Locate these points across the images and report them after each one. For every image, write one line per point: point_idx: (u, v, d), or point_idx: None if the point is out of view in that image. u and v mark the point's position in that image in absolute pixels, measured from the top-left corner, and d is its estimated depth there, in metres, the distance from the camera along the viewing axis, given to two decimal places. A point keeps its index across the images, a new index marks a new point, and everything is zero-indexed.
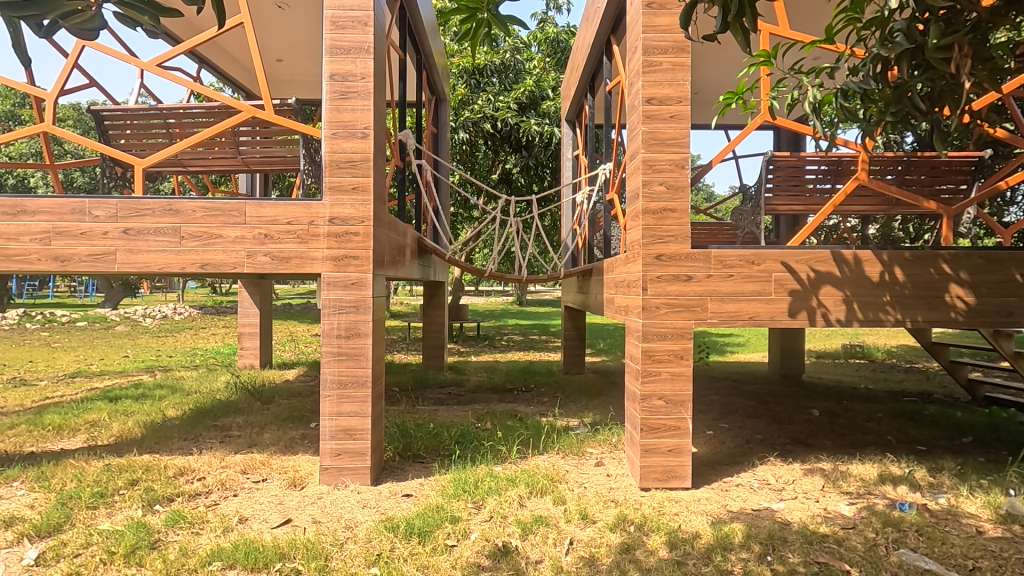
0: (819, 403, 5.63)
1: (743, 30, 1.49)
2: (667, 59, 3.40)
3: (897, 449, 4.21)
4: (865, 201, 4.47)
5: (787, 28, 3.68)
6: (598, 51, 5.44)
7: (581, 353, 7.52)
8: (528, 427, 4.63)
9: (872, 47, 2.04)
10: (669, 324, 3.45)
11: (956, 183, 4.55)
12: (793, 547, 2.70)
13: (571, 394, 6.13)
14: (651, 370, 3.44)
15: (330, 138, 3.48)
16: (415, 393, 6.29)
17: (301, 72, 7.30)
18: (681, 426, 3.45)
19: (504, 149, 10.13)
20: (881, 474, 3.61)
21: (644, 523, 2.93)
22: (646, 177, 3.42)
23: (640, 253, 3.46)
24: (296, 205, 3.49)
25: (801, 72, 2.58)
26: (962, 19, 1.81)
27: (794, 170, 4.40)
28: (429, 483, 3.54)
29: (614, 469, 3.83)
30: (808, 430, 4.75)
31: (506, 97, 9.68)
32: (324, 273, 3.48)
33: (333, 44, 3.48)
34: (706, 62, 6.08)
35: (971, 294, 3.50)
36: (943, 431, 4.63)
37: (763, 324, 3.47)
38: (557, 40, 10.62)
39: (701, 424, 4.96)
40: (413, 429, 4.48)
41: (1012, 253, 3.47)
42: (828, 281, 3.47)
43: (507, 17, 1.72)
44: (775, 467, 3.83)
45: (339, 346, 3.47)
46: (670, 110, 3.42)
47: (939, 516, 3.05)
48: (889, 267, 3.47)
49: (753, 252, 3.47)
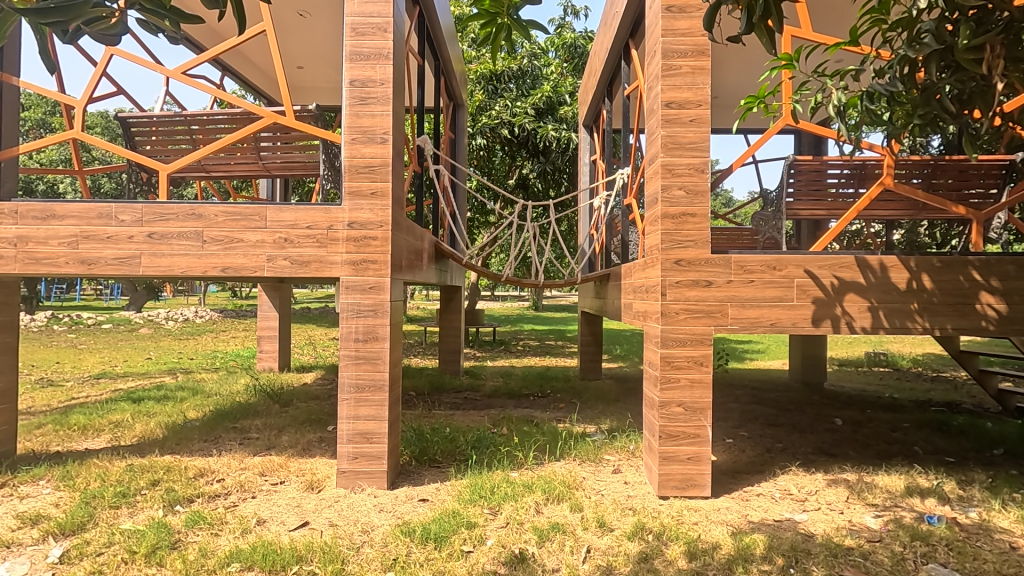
0: (842, 412, 5.51)
1: (769, 32, 1.49)
2: (687, 62, 3.37)
3: (924, 460, 4.09)
4: (890, 206, 4.34)
5: (810, 31, 3.58)
6: (615, 56, 5.40)
7: (598, 359, 7.45)
8: (544, 433, 4.60)
9: (900, 49, 2.04)
10: (688, 330, 3.40)
11: (986, 188, 4.41)
12: (818, 560, 2.64)
13: (588, 400, 6.08)
14: (670, 377, 3.39)
15: (349, 143, 3.51)
16: (432, 397, 6.29)
17: (320, 79, 7.40)
18: (701, 433, 3.40)
19: (521, 154, 10.15)
20: (908, 486, 3.51)
21: (662, 532, 2.89)
22: (665, 181, 3.39)
23: (659, 257, 3.41)
24: (315, 210, 3.52)
25: (825, 76, 2.55)
26: (993, 19, 1.80)
27: (815, 174, 4.34)
28: (445, 488, 3.54)
29: (630, 477, 3.79)
30: (831, 439, 4.65)
31: (523, 103, 9.73)
32: (343, 277, 3.50)
33: (354, 50, 3.52)
34: (727, 65, 6.00)
35: (1002, 301, 3.39)
36: (972, 442, 4.48)
37: (785, 331, 3.41)
38: (575, 45, 10.66)
39: (721, 432, 4.88)
40: (430, 433, 4.50)
41: None
42: (852, 288, 3.39)
43: (528, 22, 1.70)
44: (797, 477, 3.75)
45: (357, 350, 3.49)
46: (689, 114, 3.38)
47: (970, 531, 2.95)
48: (916, 274, 3.39)
49: (775, 257, 3.42)
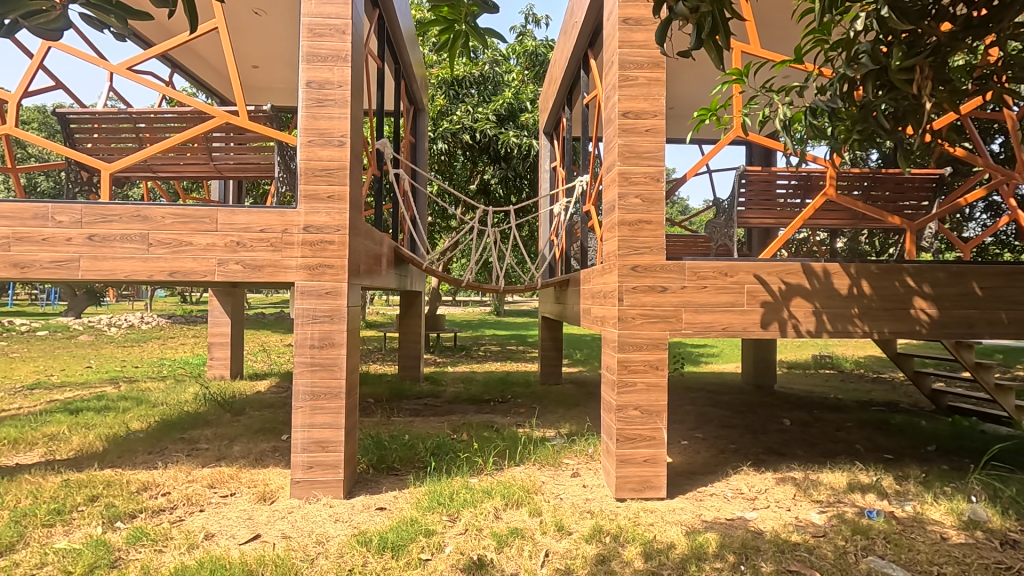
0: (791, 413, 5.73)
1: (717, 48, 1.56)
2: (643, 74, 3.46)
3: (865, 458, 4.30)
4: (833, 215, 4.55)
5: (759, 47, 3.71)
6: (575, 65, 5.49)
7: (558, 364, 7.50)
8: (505, 438, 4.60)
9: (840, 67, 2.18)
10: (645, 335, 3.47)
11: (919, 200, 4.67)
12: (766, 556, 2.73)
13: (548, 405, 6.12)
14: (626, 381, 3.46)
15: (306, 145, 3.44)
16: (391, 404, 6.20)
17: (277, 79, 7.22)
18: (657, 436, 3.47)
19: (482, 159, 10.16)
20: (850, 482, 3.68)
21: (620, 533, 2.94)
22: (623, 189, 3.46)
23: (616, 263, 3.48)
24: (269, 213, 3.43)
25: (772, 91, 2.69)
26: (924, 43, 1.95)
27: (765, 184, 4.51)
28: (404, 496, 3.49)
29: (589, 480, 3.83)
30: (781, 439, 4.83)
31: (485, 109, 9.73)
32: (298, 282, 3.42)
33: (310, 51, 3.45)
34: (682, 77, 6.17)
35: (933, 306, 3.60)
36: (908, 439, 4.74)
37: (736, 335, 3.52)
38: (537, 53, 10.68)
39: (677, 435, 4.99)
40: (389, 440, 4.44)
41: (971, 266, 3.59)
42: (799, 293, 3.55)
43: (485, 30, 1.72)
44: (748, 476, 3.87)
45: (313, 357, 3.41)
46: (646, 124, 3.47)
47: (905, 524, 3.12)
48: (857, 280, 3.56)
49: (726, 263, 3.53)
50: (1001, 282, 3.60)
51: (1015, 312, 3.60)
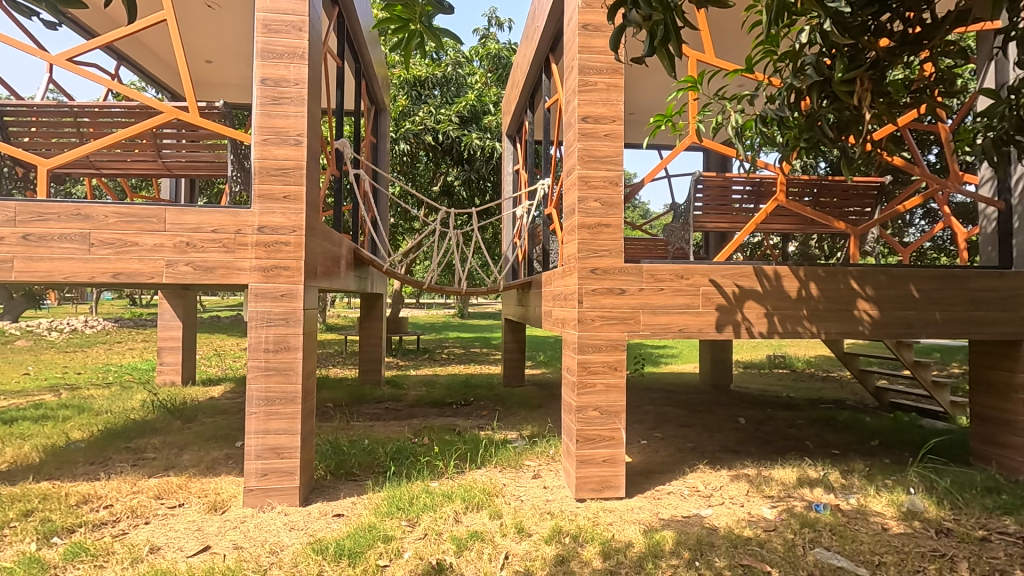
0: (746, 411, 5.91)
1: (669, 55, 1.59)
2: (602, 79, 3.51)
3: (814, 453, 4.47)
4: (785, 220, 4.72)
5: (713, 57, 3.82)
6: (536, 69, 5.54)
7: (521, 366, 7.53)
8: (466, 441, 4.58)
9: (787, 78, 2.26)
10: (604, 336, 3.52)
11: (863, 206, 4.90)
12: (720, 551, 2.81)
13: (511, 407, 6.13)
14: (586, 382, 3.50)
15: (260, 144, 3.34)
16: (351, 408, 6.09)
17: (231, 75, 7.02)
18: (616, 436, 3.52)
19: (445, 161, 10.10)
20: (800, 478, 3.82)
21: (579, 534, 2.96)
22: (582, 193, 3.50)
23: (576, 266, 3.51)
24: (222, 213, 3.32)
25: (725, 99, 2.77)
26: (864, 56, 2.04)
27: (721, 189, 4.64)
28: (362, 502, 3.43)
29: (550, 481, 3.85)
30: (736, 437, 4.97)
31: (447, 110, 9.69)
32: (251, 284, 3.32)
33: (265, 47, 3.36)
34: (641, 83, 6.29)
35: (876, 308, 3.78)
36: (854, 435, 4.95)
37: (692, 336, 3.61)
38: (499, 56, 10.69)
39: (636, 434, 5.08)
40: (347, 446, 4.36)
41: (909, 270, 3.79)
42: (751, 296, 3.66)
43: (442, 30, 1.71)
44: (704, 474, 3.97)
45: (267, 361, 3.32)
46: (604, 129, 3.52)
47: (850, 516, 3.26)
48: (805, 283, 3.71)
49: (682, 266, 3.62)
50: (937, 284, 3.80)
51: (949, 313, 3.80)
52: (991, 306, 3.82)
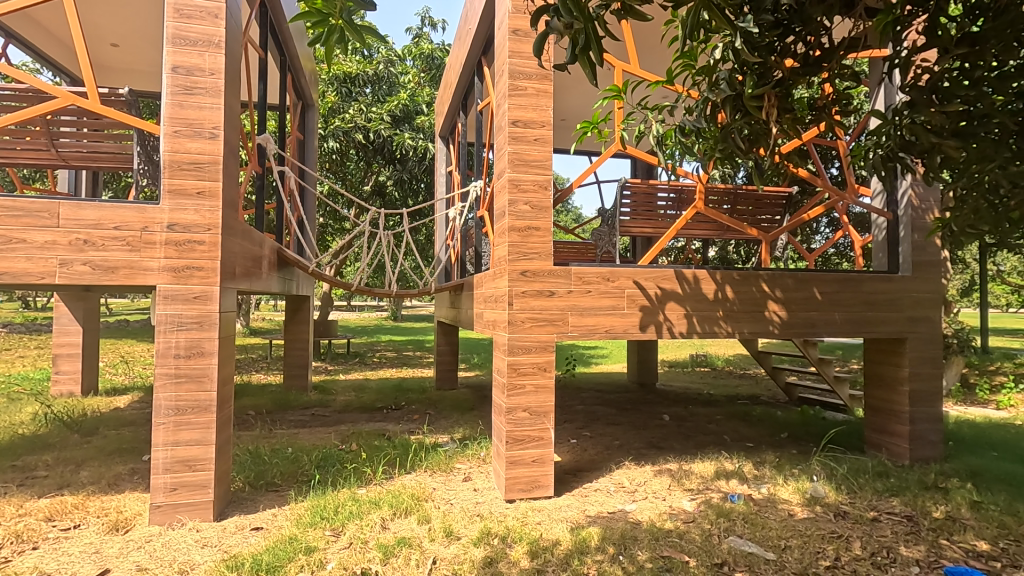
0: (669, 408, 6.18)
1: (590, 64, 1.63)
2: (532, 85, 3.57)
3: (730, 446, 4.74)
4: (704, 227, 4.97)
5: (638, 68, 3.96)
6: (469, 72, 5.53)
7: (454, 369, 7.49)
8: (395, 446, 4.50)
9: (703, 91, 2.40)
10: (533, 338, 3.56)
11: (773, 215, 5.24)
12: (642, 544, 2.91)
13: (443, 410, 6.08)
14: (516, 383, 3.53)
15: (170, 136, 3.13)
16: (274, 416, 5.83)
17: (141, 61, 6.54)
18: (545, 436, 3.58)
19: (377, 161, 9.87)
20: (717, 470, 4.03)
21: (507, 535, 2.98)
22: (512, 196, 3.53)
23: (506, 268, 3.53)
24: (126, 209, 3.08)
25: (648, 108, 2.90)
26: (771, 75, 2.19)
27: (646, 196, 4.83)
28: (283, 513, 3.28)
29: (480, 483, 3.85)
30: (660, 434, 5.18)
31: (379, 109, 9.49)
32: (160, 285, 3.10)
33: (176, 33, 3.15)
34: (572, 90, 6.43)
35: (784, 309, 4.06)
36: (766, 428, 5.30)
37: (618, 337, 3.72)
38: (432, 56, 10.74)
39: (566, 434, 5.18)
40: (268, 455, 4.17)
41: (813, 274, 4.10)
42: (673, 298, 3.84)
43: (365, 27, 1.69)
44: (630, 470, 4.11)
45: (177, 368, 3.10)
46: (534, 134, 3.57)
47: (761, 504, 3.48)
48: (721, 286, 3.93)
49: (609, 269, 3.73)
50: (837, 287, 4.13)
51: (846, 314, 4.14)
52: (883, 307, 4.20)
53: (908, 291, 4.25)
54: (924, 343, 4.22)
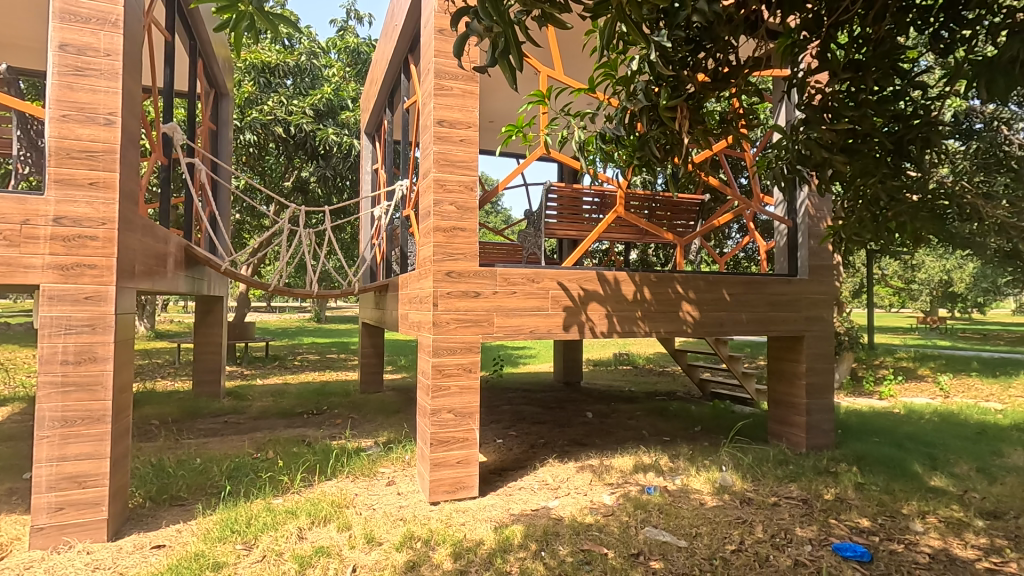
0: (593, 406, 6.36)
1: (510, 67, 1.65)
2: (458, 85, 3.56)
3: (648, 441, 4.96)
4: (625, 231, 5.16)
5: (562, 74, 4.04)
6: (395, 68, 5.44)
7: (379, 371, 7.32)
8: (315, 452, 4.34)
9: (622, 101, 2.49)
10: (458, 339, 3.56)
11: (688, 220, 5.53)
12: (564, 539, 2.98)
13: (367, 414, 5.93)
14: (441, 385, 3.50)
15: (57, 120, 2.85)
16: (181, 425, 5.44)
17: (25, 36, 5.91)
18: (469, 437, 3.58)
19: (299, 156, 9.52)
20: (635, 464, 4.20)
21: (430, 538, 2.95)
22: (438, 196, 3.51)
23: (431, 269, 3.50)
24: (4, 199, 2.77)
25: (570, 115, 2.97)
26: (683, 88, 2.31)
27: (572, 200, 4.94)
28: (189, 529, 3.08)
29: (404, 487, 3.79)
30: (583, 431, 5.32)
31: (300, 102, 9.11)
32: (45, 285, 2.81)
33: (65, 8, 2.87)
34: (499, 92, 6.48)
35: (697, 309, 4.30)
36: (681, 422, 5.59)
37: (542, 337, 3.79)
38: (358, 51, 10.52)
39: (492, 434, 5.21)
40: (174, 468, 3.89)
41: (723, 276, 4.37)
42: (595, 298, 3.96)
43: (278, 17, 1.62)
44: (553, 467, 4.20)
45: (65, 375, 2.83)
46: (460, 134, 3.57)
47: (675, 495, 3.66)
48: (640, 287, 4.10)
49: (533, 270, 3.79)
50: (743, 289, 4.43)
51: (752, 314, 4.44)
52: (784, 307, 4.54)
53: (805, 293, 4.62)
54: (819, 340, 4.61)
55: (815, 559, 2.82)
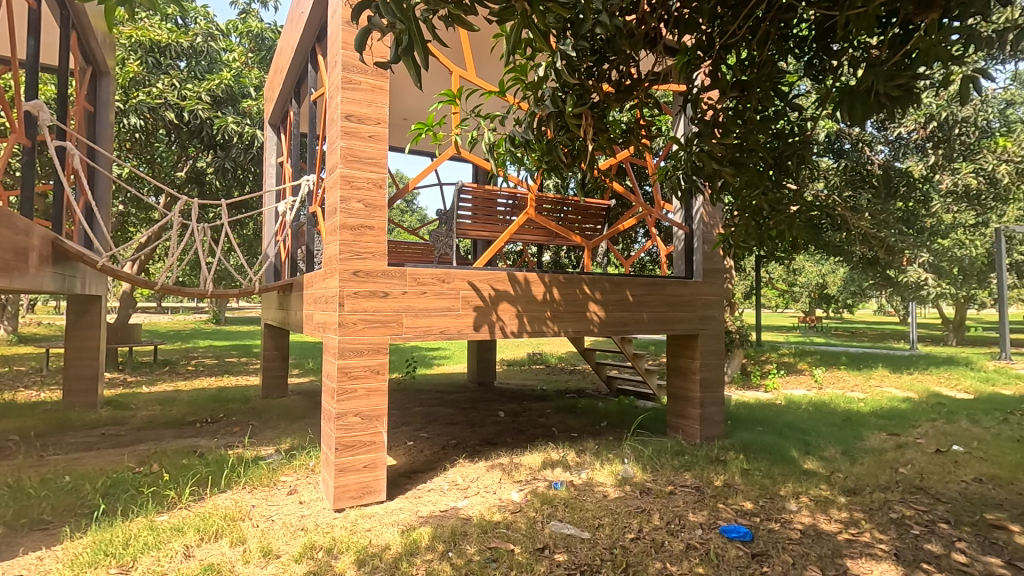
0: (505, 405, 6.44)
1: (414, 64, 1.63)
2: (367, 79, 3.48)
3: (557, 437, 5.10)
4: (536, 232, 5.28)
5: (475, 76, 4.06)
6: (302, 58, 5.21)
7: (283, 376, 6.94)
8: (208, 464, 4.04)
9: (530, 106, 2.55)
10: (365, 340, 3.46)
11: (595, 224, 5.75)
12: (471, 538, 2.99)
13: (268, 420, 5.61)
14: (346, 388, 3.39)
15: None
16: (47, 439, 4.85)
17: None
18: (377, 440, 3.50)
19: (193, 144, 8.83)
20: (544, 461, 4.30)
21: (333, 546, 2.85)
22: (344, 192, 3.40)
23: (337, 268, 3.38)
24: None
25: (481, 116, 2.99)
26: (588, 97, 2.40)
27: (486, 202, 4.96)
28: (53, 555, 2.75)
29: (307, 495, 3.63)
30: (495, 430, 5.37)
31: (195, 87, 8.44)
32: None
33: None
34: (412, 90, 6.39)
35: (602, 309, 4.48)
36: (589, 419, 5.80)
37: (452, 337, 3.78)
38: (262, 36, 9.99)
39: (403, 436, 5.12)
40: (35, 488, 3.46)
41: (627, 278, 4.59)
42: (505, 299, 4.01)
43: None
44: (464, 468, 4.20)
45: None
46: (368, 130, 3.48)
47: (580, 489, 3.80)
48: (549, 288, 4.21)
49: (444, 271, 3.78)
50: (645, 290, 4.68)
51: (652, 313, 4.70)
52: (681, 307, 4.85)
53: (700, 294, 4.96)
54: (712, 338, 4.96)
55: (703, 542, 3.03)
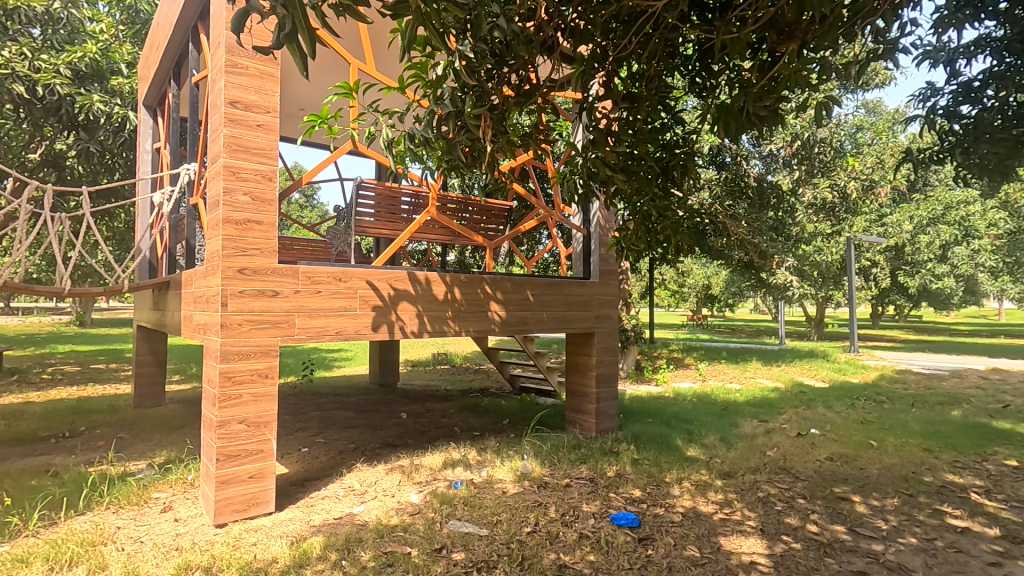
0: (407, 407, 6.33)
1: (301, 53, 1.56)
2: (254, 65, 3.27)
3: (458, 437, 5.09)
4: (439, 231, 5.24)
5: (375, 69, 3.95)
6: (182, 36, 4.78)
7: (160, 383, 6.32)
8: (62, 484, 3.58)
9: (429, 104, 2.53)
10: (252, 342, 3.25)
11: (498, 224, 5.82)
12: (367, 544, 2.91)
13: (140, 432, 5.08)
14: (230, 394, 3.16)
15: None
16: None
17: None
18: (265, 448, 3.30)
19: (49, 123, 7.79)
20: (444, 461, 4.29)
21: (212, 565, 2.64)
22: (228, 184, 3.16)
23: (219, 265, 3.14)
24: None
25: (379, 111, 2.91)
26: (487, 99, 2.43)
27: (388, 199, 4.85)
28: None
29: (183, 512, 3.34)
30: (395, 432, 5.26)
31: (51, 58, 7.44)
32: None
33: None
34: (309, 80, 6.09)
35: (504, 309, 4.55)
36: (491, 417, 5.85)
37: (348, 338, 3.65)
38: (136, 9, 9.00)
39: (297, 442, 4.87)
40: None
41: (527, 278, 4.69)
42: (405, 298, 3.95)
43: None
44: (361, 472, 4.08)
45: None
46: (256, 119, 3.27)
47: (480, 486, 3.83)
48: (450, 287, 4.20)
49: (340, 269, 3.64)
50: (545, 290, 4.81)
51: (552, 313, 4.85)
52: (579, 307, 5.04)
53: (597, 294, 5.19)
54: (607, 336, 5.21)
55: (595, 530, 3.18)
